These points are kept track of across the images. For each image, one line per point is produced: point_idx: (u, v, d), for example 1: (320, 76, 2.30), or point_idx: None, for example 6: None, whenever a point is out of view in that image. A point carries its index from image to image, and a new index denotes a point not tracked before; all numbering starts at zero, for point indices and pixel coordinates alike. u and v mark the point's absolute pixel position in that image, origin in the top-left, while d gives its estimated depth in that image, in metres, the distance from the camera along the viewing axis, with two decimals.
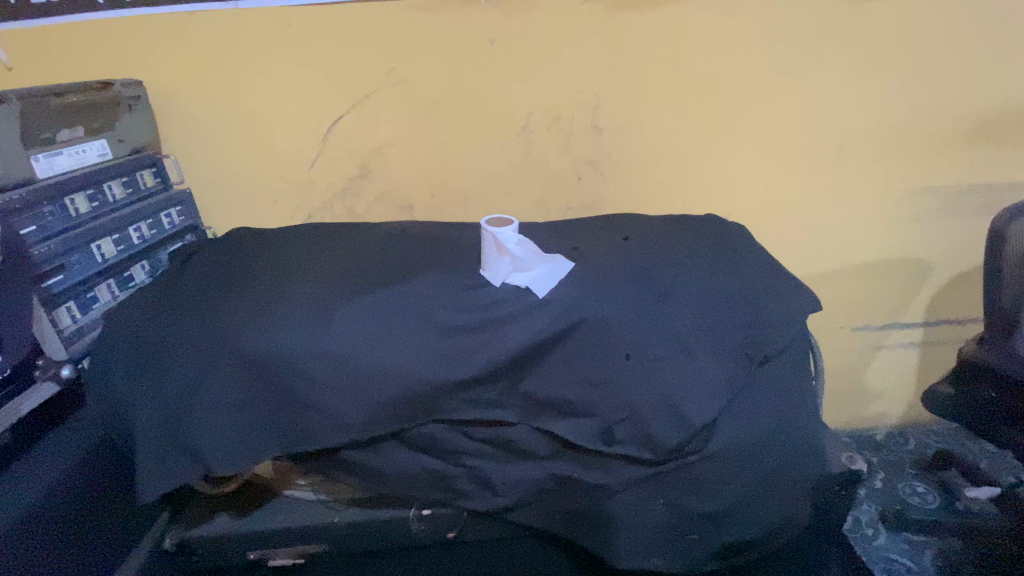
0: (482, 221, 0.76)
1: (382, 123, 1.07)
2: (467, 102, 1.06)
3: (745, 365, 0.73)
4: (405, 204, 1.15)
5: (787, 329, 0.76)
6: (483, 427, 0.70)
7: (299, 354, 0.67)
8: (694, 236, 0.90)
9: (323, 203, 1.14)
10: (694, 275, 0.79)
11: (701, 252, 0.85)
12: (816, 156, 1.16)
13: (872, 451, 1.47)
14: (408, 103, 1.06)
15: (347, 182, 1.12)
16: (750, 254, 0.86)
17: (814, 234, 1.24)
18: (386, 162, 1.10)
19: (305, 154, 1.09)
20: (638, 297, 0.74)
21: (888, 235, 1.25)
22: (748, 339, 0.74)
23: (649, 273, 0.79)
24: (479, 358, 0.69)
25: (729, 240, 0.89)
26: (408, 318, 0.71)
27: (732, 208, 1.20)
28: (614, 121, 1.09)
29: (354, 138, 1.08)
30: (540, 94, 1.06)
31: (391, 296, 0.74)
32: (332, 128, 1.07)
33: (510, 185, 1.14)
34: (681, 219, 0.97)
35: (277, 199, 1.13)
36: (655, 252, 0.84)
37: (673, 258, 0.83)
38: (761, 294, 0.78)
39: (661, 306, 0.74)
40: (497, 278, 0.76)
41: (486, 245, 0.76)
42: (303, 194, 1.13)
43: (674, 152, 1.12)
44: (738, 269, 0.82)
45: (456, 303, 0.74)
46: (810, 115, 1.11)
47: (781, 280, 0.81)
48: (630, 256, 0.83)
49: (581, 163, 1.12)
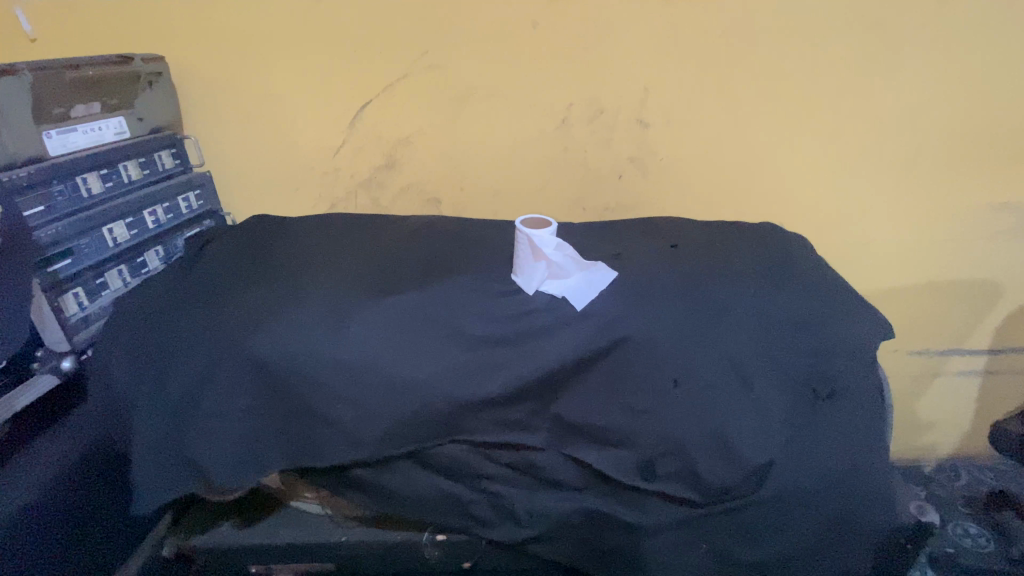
0: (517, 221, 0.69)
1: (412, 110, 1.00)
2: (504, 91, 0.98)
3: (807, 398, 0.65)
4: (432, 196, 1.08)
5: (858, 359, 0.67)
6: (508, 451, 0.64)
7: (313, 359, 0.61)
8: (750, 246, 0.82)
9: (346, 193, 1.08)
10: (752, 293, 0.70)
11: (759, 266, 0.76)
12: (885, 162, 1.05)
13: (920, 484, 1.36)
14: (440, 90, 0.99)
15: (373, 171, 1.06)
16: (814, 271, 0.77)
17: (875, 248, 1.13)
18: (414, 152, 1.04)
19: (331, 140, 1.04)
20: (688, 315, 0.66)
21: (959, 253, 1.13)
22: (811, 368, 0.66)
23: (702, 288, 0.70)
24: (508, 376, 0.62)
25: (789, 254, 0.80)
26: (433, 326, 0.65)
27: (785, 216, 1.10)
28: (661, 117, 1.00)
29: (382, 125, 1.02)
30: (583, 85, 0.98)
31: (415, 299, 0.67)
32: (360, 114, 1.01)
33: (545, 181, 1.06)
34: (733, 228, 0.88)
35: (299, 186, 1.08)
36: (707, 265, 0.76)
37: (727, 271, 0.74)
38: (827, 318, 0.69)
39: (715, 327, 0.65)
40: (530, 286, 0.69)
41: (519, 248, 0.69)
42: (327, 183, 1.07)
43: (726, 154, 1.03)
44: (801, 286, 0.73)
45: (486, 309, 0.66)
46: (881, 117, 1.01)
47: (851, 302, 0.72)
48: (679, 267, 0.75)
49: (623, 161, 1.04)
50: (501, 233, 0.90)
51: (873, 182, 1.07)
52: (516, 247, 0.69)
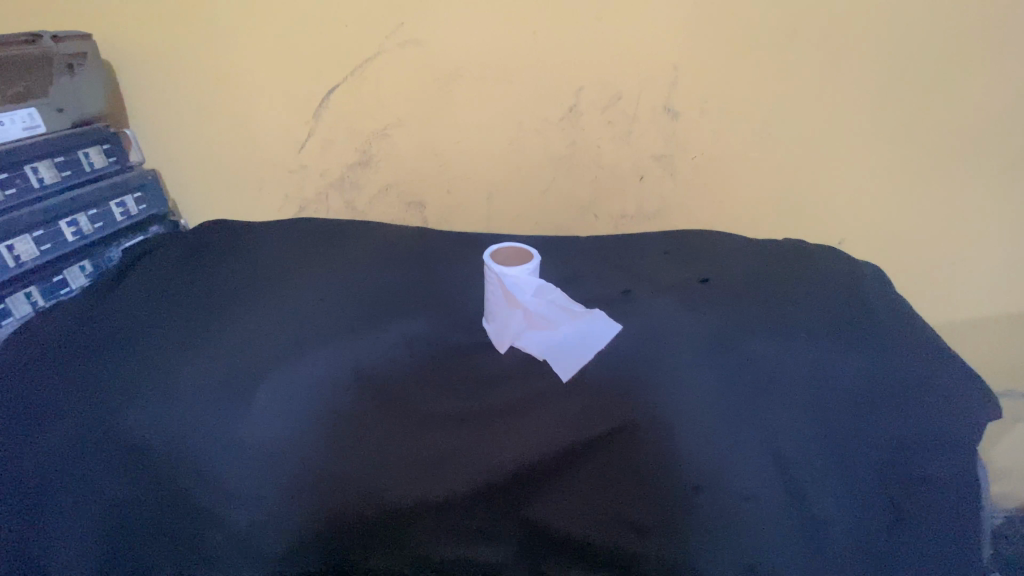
0: (486, 256, 0.52)
1: (387, 97, 0.83)
2: (498, 73, 0.80)
3: (884, 516, 0.47)
4: (415, 199, 0.92)
5: (950, 462, 0.49)
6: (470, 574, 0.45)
7: (210, 439, 0.47)
8: (806, 283, 0.62)
9: (317, 194, 0.92)
10: (806, 359, 0.53)
11: (815, 316, 0.57)
12: (994, 161, 0.80)
13: (992, 546, 1.13)
14: (420, 71, 0.81)
15: (346, 169, 0.90)
16: (889, 322, 0.58)
17: (969, 272, 0.88)
18: (392, 147, 0.87)
19: (296, 133, 0.88)
20: (719, 394, 0.49)
21: None
22: (887, 470, 0.48)
23: (739, 351, 0.53)
24: (465, 465, 0.46)
25: (857, 293, 0.61)
26: (373, 396, 0.51)
27: (851, 229, 0.88)
28: (695, 106, 0.79)
29: (353, 114, 0.85)
30: (596, 63, 0.78)
31: (356, 361, 0.54)
32: (327, 101, 0.85)
33: (548, 183, 0.87)
34: (784, 253, 0.68)
35: (263, 186, 0.93)
36: (748, 313, 0.57)
37: (774, 325, 0.56)
38: (901, 396, 0.51)
39: (756, 410, 0.48)
40: (504, 341, 0.52)
41: (490, 291, 0.52)
42: (293, 182, 0.92)
43: (776, 152, 0.82)
44: (877, 349, 0.54)
45: (442, 377, 0.52)
46: (995, 101, 0.75)
47: (936, 374, 0.53)
48: (708, 316, 0.56)
49: (645, 159, 0.84)
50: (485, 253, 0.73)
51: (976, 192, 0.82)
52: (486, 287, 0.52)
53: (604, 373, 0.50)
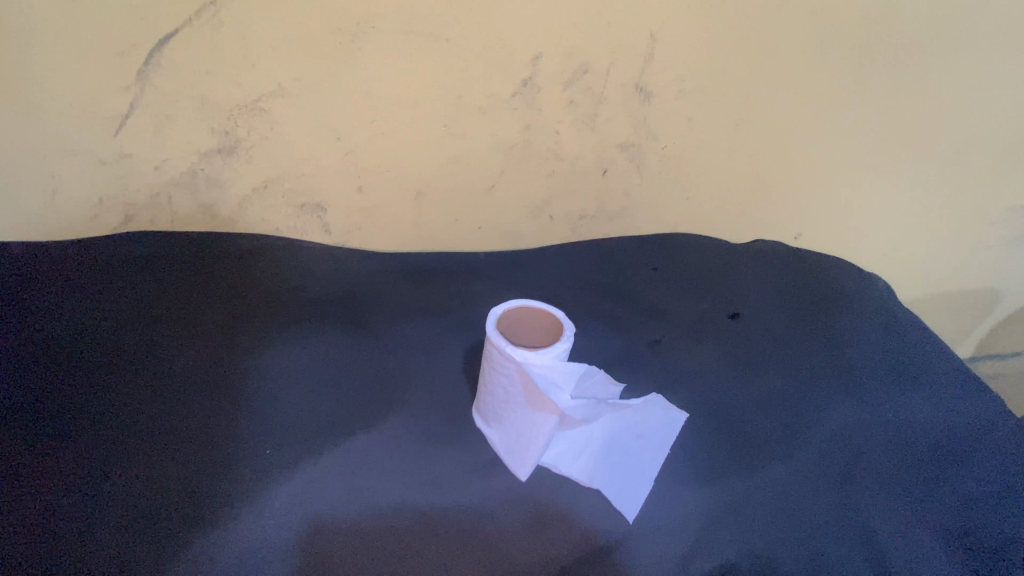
0: (496, 338, 0.41)
1: (260, 55, 0.56)
2: (427, 28, 0.57)
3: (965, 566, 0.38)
4: (308, 203, 0.66)
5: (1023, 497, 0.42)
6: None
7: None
8: (848, 319, 0.54)
9: (155, 194, 0.63)
10: (886, 418, 0.46)
11: (874, 362, 0.50)
12: (957, 157, 0.76)
13: None
14: (310, 18, 0.55)
15: (199, 159, 0.62)
16: (941, 359, 0.51)
17: (916, 269, 0.87)
18: (272, 128, 0.61)
19: (109, 103, 0.58)
20: (815, 487, 0.41)
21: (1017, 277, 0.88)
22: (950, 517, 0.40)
23: (805, 421, 0.45)
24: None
25: (902, 330, 0.54)
26: (181, 456, 0.43)
27: (812, 225, 0.81)
28: (670, 85, 0.66)
29: (205, 77, 0.57)
30: (559, 23, 0.59)
31: (105, 413, 0.46)
32: (160, 56, 0.56)
33: (493, 179, 0.68)
34: (806, 272, 0.60)
35: (63, 181, 0.62)
36: (802, 365, 0.50)
37: (837, 378, 0.48)
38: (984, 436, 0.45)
39: (852, 496, 0.40)
40: (525, 457, 0.42)
41: (501, 383, 0.42)
42: (115, 176, 0.62)
43: (749, 141, 0.72)
44: (935, 396, 0.48)
45: (198, 444, 0.44)
46: (968, 92, 0.71)
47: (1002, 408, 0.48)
48: (766, 378, 0.49)
49: (610, 150, 0.69)
50: (458, 308, 0.59)
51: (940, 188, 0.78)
52: (492, 377, 0.42)
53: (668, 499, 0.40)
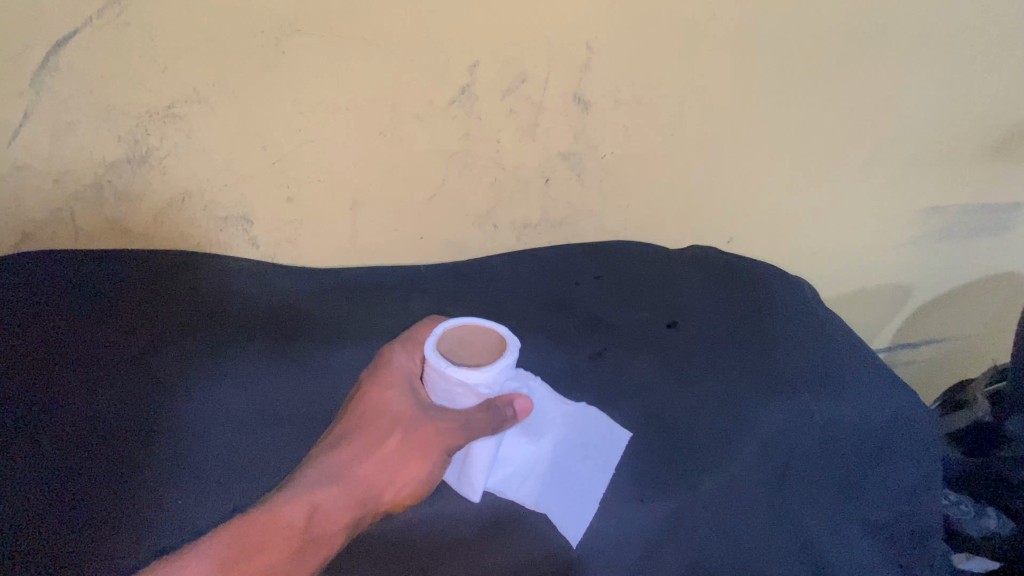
0: (438, 359, 0.41)
1: (173, 57, 0.52)
2: (357, 32, 0.55)
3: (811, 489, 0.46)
4: (235, 215, 0.62)
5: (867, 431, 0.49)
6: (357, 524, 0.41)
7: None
8: (778, 318, 0.57)
9: (57, 208, 0.58)
10: (818, 424, 0.48)
11: (799, 357, 0.53)
12: (871, 163, 0.81)
13: None
14: (227, 19, 0.52)
15: (106, 171, 0.57)
16: (861, 360, 0.55)
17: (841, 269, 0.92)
18: (189, 136, 0.57)
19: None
20: (753, 500, 0.44)
21: (935, 275, 0.94)
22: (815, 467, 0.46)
23: (730, 413, 0.47)
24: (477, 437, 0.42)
25: (824, 327, 0.57)
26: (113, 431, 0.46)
27: (747, 229, 0.85)
28: (608, 94, 0.66)
29: (110, 80, 0.52)
30: (496, 29, 0.59)
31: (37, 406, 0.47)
32: (57, 58, 0.51)
33: (434, 189, 0.67)
34: (741, 275, 0.62)
35: None
36: (738, 371, 0.51)
37: (772, 385, 0.50)
38: (892, 443, 0.49)
39: (779, 509, 0.44)
40: (474, 478, 0.42)
41: (450, 400, 0.42)
42: (9, 189, 0.56)
43: (685, 149, 0.74)
44: (841, 379, 0.52)
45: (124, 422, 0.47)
46: (879, 103, 0.76)
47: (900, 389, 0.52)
48: (702, 382, 0.50)
49: (552, 158, 0.69)
50: (396, 323, 0.57)
51: (858, 194, 0.84)
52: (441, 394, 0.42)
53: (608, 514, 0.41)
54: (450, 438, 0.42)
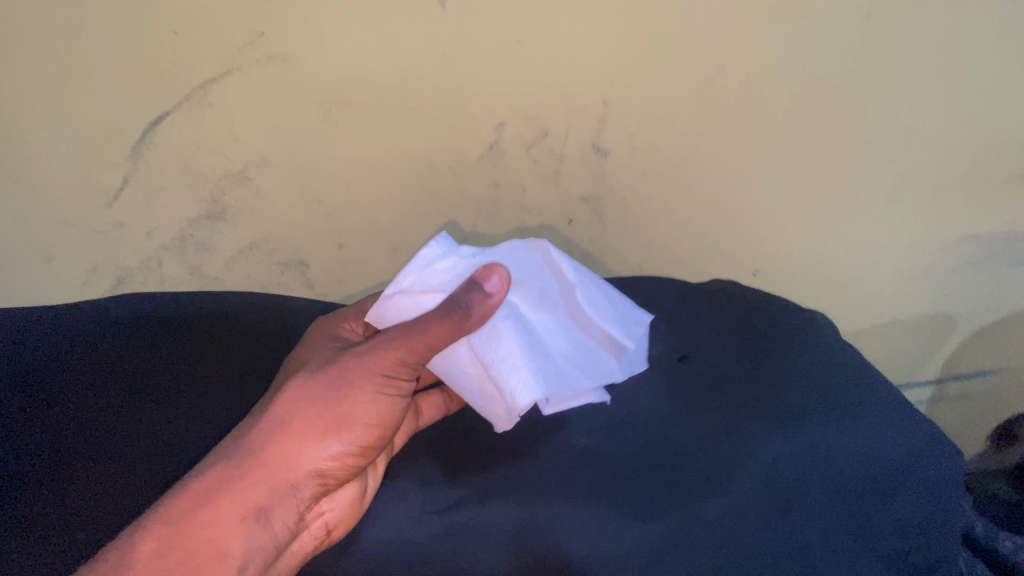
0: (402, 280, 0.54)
1: (245, 130, 0.62)
2: (398, 102, 0.63)
3: (802, 504, 0.47)
4: (292, 260, 0.71)
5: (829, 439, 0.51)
6: (299, 499, 0.50)
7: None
8: (789, 353, 0.59)
9: (145, 258, 0.68)
10: (821, 454, 0.50)
11: (807, 391, 0.55)
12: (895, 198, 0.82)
13: None
14: (288, 97, 0.60)
15: (187, 226, 0.66)
16: (876, 396, 0.56)
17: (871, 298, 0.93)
18: (256, 195, 0.65)
19: (103, 178, 0.63)
20: (756, 525, 0.45)
21: (974, 304, 0.93)
22: (814, 491, 0.48)
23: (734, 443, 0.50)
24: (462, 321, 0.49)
25: (839, 363, 0.59)
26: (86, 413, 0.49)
27: (768, 261, 0.88)
28: (625, 142, 0.72)
29: (193, 151, 0.62)
30: (519, 92, 0.65)
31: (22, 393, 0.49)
32: (151, 136, 0.61)
33: (466, 232, 0.74)
34: (758, 312, 0.64)
35: (61, 250, 0.67)
36: (744, 402, 0.54)
37: (774, 416, 0.52)
38: (901, 481, 0.50)
39: (785, 535, 0.45)
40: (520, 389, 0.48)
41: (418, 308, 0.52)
42: (108, 245, 0.67)
43: (702, 190, 0.79)
44: (843, 412, 0.54)
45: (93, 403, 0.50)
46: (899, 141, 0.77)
47: (907, 424, 0.54)
48: (708, 414, 0.53)
49: (573, 201, 0.74)
50: None
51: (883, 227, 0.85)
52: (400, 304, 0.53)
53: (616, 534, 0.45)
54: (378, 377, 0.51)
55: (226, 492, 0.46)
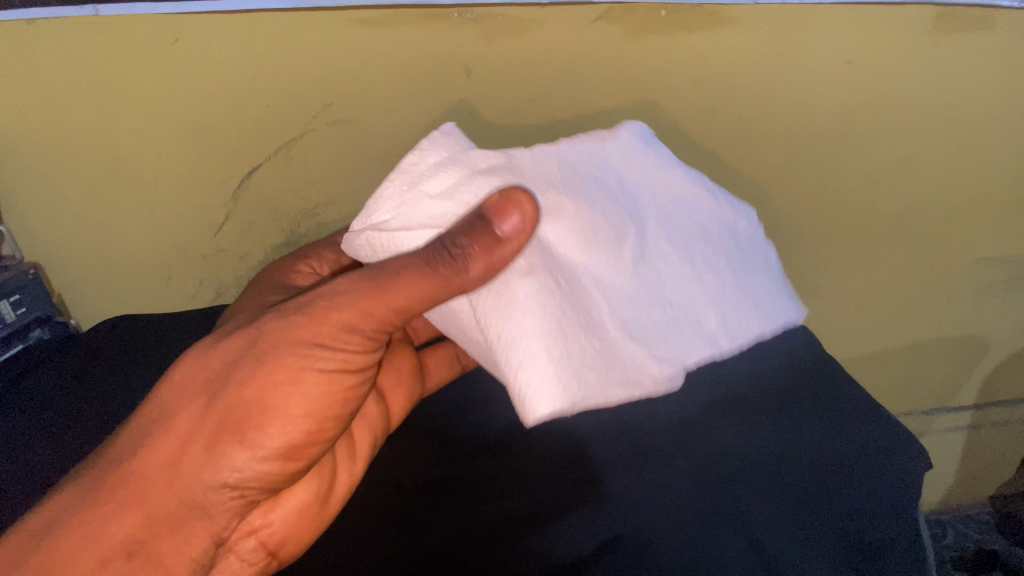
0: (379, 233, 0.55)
1: (316, 177, 0.79)
2: None
3: (724, 465, 0.63)
4: None
5: (744, 423, 0.67)
6: (204, 524, 0.49)
7: (75, 399, 0.73)
8: (740, 359, 0.75)
9: (237, 277, 0.86)
10: (766, 443, 0.65)
11: (748, 389, 0.71)
12: None
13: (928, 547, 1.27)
14: (350, 150, 0.77)
15: (271, 252, 0.84)
16: (812, 397, 0.71)
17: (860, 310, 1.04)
18: (324, 227, 0.83)
19: (211, 215, 0.81)
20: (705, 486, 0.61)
21: (935, 316, 1.06)
22: (740, 456, 0.64)
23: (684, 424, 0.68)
24: (450, 277, 0.48)
25: (785, 368, 0.74)
26: None
27: None
28: None
29: (278, 194, 0.80)
30: (531, 140, 0.80)
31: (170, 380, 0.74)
32: (248, 182, 0.79)
33: None
34: None
35: (176, 270, 0.86)
36: (692, 397, 0.71)
37: (715, 408, 0.69)
38: (832, 463, 0.64)
39: (719, 491, 0.60)
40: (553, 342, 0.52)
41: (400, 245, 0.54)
42: (211, 266, 0.85)
43: None
44: (780, 408, 0.69)
45: None
46: None
47: (840, 418, 0.68)
48: (666, 401, 0.70)
49: None
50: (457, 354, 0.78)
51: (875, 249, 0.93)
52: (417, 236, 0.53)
53: (584, 483, 0.62)
54: (286, 369, 0.49)
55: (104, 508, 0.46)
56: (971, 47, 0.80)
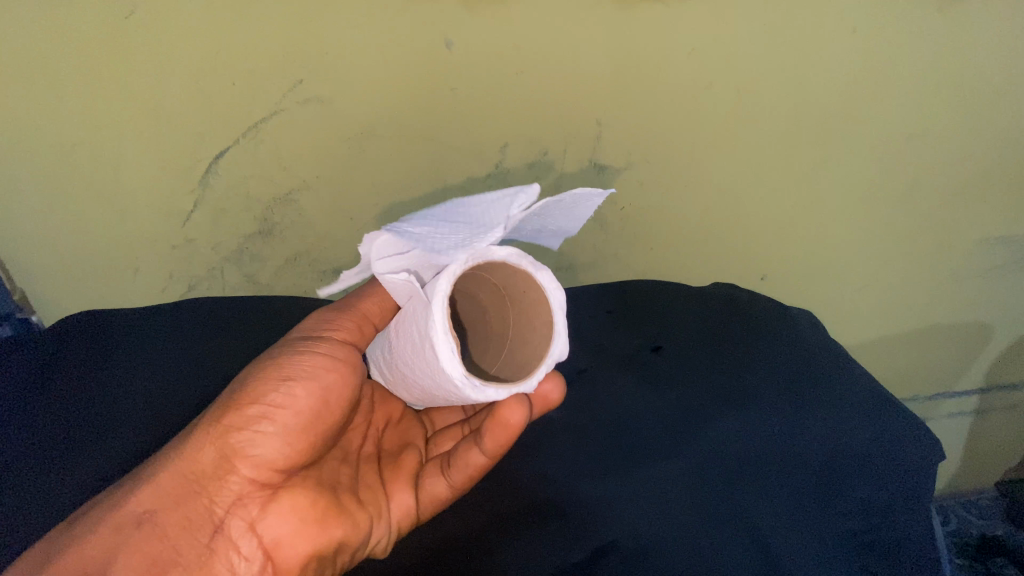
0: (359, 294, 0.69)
1: (290, 160, 0.74)
2: (415, 132, 0.75)
3: (735, 467, 0.59)
4: (332, 268, 0.85)
5: (773, 416, 0.62)
6: (202, 501, 0.52)
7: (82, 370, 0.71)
8: (755, 337, 0.70)
9: (210, 269, 0.82)
10: (772, 434, 0.61)
11: (769, 372, 0.66)
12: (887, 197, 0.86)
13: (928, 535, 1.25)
14: (325, 132, 0.73)
15: (245, 241, 0.80)
16: (848, 380, 0.66)
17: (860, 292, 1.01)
18: (299, 215, 0.79)
19: (179, 202, 0.76)
20: (717, 488, 0.58)
21: (940, 298, 1.02)
22: (757, 454, 0.60)
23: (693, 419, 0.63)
24: None
25: (803, 344, 0.70)
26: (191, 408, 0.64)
27: (763, 262, 0.95)
28: (619, 155, 0.80)
29: (250, 180, 0.75)
30: (517, 119, 0.76)
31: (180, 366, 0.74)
32: (216, 167, 0.74)
33: None
34: (731, 304, 0.75)
35: (146, 263, 0.82)
36: (705, 385, 0.66)
37: (732, 399, 0.63)
38: (862, 455, 0.60)
39: (732, 497, 0.57)
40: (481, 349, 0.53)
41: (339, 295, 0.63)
42: (181, 257, 0.81)
43: (693, 199, 0.86)
44: (810, 395, 0.64)
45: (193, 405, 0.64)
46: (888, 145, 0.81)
47: (874, 401, 0.65)
48: (675, 388, 0.66)
49: None
50: None
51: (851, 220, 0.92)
52: None
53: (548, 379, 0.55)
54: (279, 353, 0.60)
55: (162, 531, 0.49)
56: (982, 13, 0.76)
